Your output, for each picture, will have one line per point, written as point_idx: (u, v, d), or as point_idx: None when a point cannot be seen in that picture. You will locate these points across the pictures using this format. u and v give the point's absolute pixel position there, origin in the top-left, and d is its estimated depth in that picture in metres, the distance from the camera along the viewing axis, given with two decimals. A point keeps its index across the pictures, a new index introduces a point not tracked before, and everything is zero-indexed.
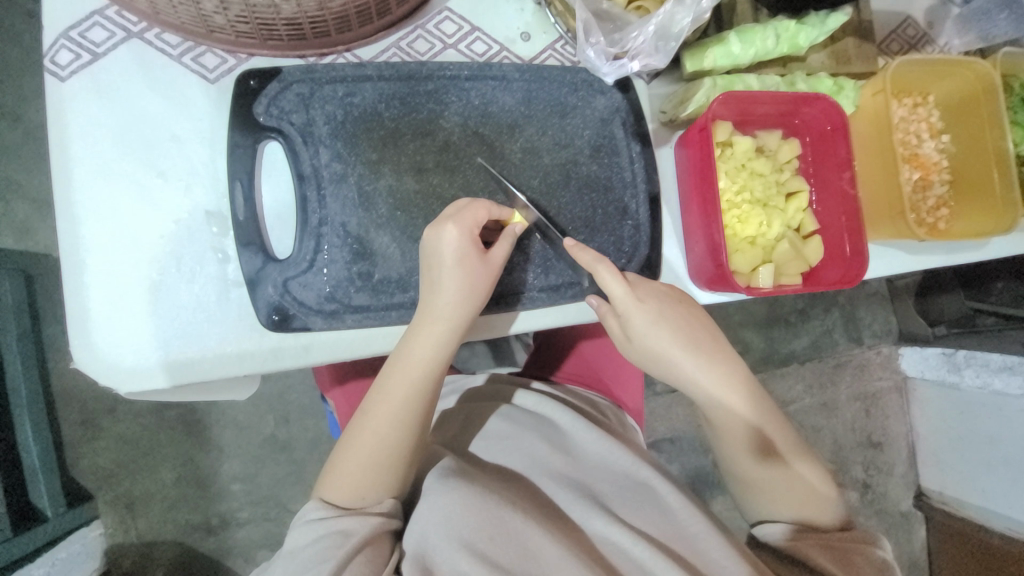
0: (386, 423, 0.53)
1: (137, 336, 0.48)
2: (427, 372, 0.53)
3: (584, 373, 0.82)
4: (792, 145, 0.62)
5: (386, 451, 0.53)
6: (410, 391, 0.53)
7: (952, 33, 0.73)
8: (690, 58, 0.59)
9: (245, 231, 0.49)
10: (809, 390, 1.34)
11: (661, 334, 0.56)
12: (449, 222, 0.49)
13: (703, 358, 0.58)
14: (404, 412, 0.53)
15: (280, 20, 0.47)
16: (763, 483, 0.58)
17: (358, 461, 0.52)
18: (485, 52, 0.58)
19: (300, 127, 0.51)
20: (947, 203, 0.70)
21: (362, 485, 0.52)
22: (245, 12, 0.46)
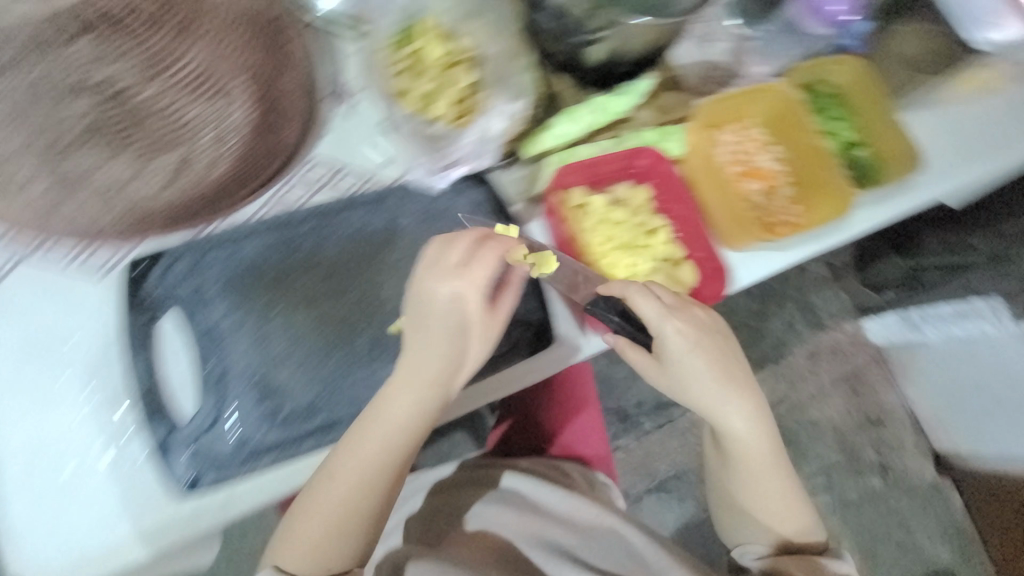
0: (352, 489, 0.54)
1: (72, 530, 0.51)
2: (401, 437, 0.55)
3: (554, 441, 0.95)
4: (641, 191, 0.71)
5: (350, 512, 0.54)
6: (378, 458, 0.54)
7: (755, 62, 0.86)
8: (524, 147, 0.68)
9: (149, 406, 0.53)
10: (790, 387, 1.55)
11: (698, 360, 0.63)
12: (457, 279, 0.55)
13: (734, 387, 0.66)
14: (372, 476, 0.54)
15: (159, 209, 0.56)
16: (756, 512, 0.72)
17: (328, 516, 0.54)
18: (354, 183, 0.64)
19: (191, 295, 0.57)
20: (798, 201, 0.79)
21: (325, 550, 0.54)
22: (128, 209, 0.54)
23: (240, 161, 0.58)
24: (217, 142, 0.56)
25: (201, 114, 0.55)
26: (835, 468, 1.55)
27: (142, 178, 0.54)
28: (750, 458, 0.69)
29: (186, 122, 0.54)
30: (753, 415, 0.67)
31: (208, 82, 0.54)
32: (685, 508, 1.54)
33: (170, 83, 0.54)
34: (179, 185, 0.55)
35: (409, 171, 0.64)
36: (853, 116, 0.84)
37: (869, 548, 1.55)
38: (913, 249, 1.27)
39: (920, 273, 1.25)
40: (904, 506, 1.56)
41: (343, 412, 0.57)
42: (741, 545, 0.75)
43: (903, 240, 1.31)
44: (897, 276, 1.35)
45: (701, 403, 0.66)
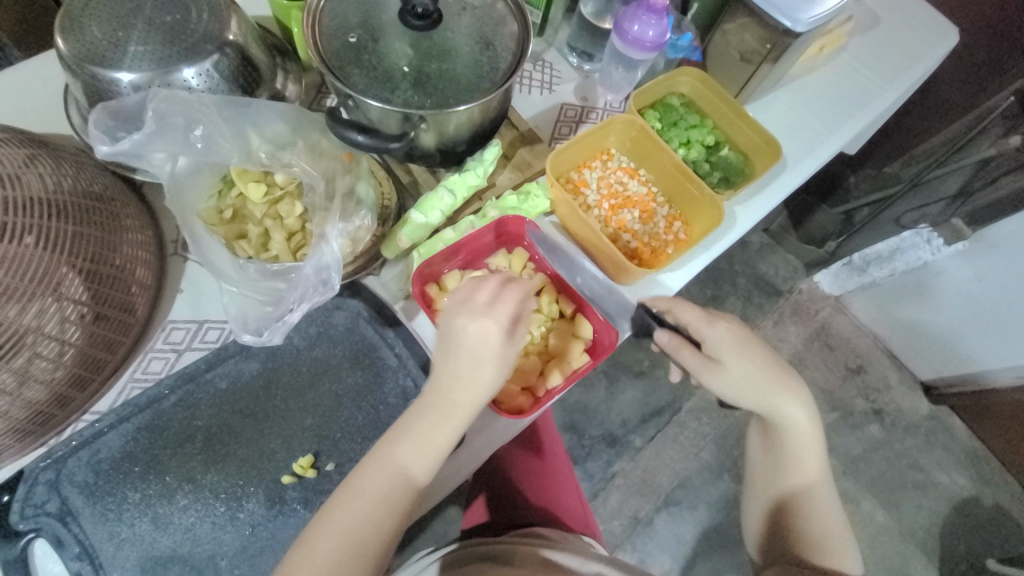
0: (338, 542, 0.51)
1: None
2: (390, 482, 0.53)
3: (535, 513, 0.86)
4: (517, 255, 0.70)
5: (343, 569, 0.51)
6: (373, 504, 0.52)
7: (605, 93, 0.90)
8: (387, 248, 0.67)
9: None
10: None
11: (751, 355, 0.66)
12: (481, 316, 0.54)
13: (793, 388, 0.67)
14: (364, 529, 0.52)
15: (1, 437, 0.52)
16: (789, 514, 0.70)
17: (317, 574, 0.50)
18: (220, 334, 0.63)
19: (58, 513, 0.52)
20: (677, 216, 0.80)
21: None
22: None
23: (86, 350, 0.55)
24: (59, 342, 0.52)
25: (36, 318, 0.49)
26: (834, 428, 1.49)
27: None
28: (802, 454, 0.69)
29: (16, 333, 0.48)
30: (806, 409, 0.68)
31: (32, 283, 0.49)
32: (698, 516, 1.42)
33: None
34: (15, 409, 0.51)
35: (239, 338, 0.59)
36: (708, 119, 0.88)
37: (890, 498, 1.45)
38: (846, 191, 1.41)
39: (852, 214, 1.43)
40: (918, 447, 1.50)
41: None
42: (753, 535, 0.75)
43: (828, 188, 1.44)
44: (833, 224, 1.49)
45: (756, 401, 0.66)
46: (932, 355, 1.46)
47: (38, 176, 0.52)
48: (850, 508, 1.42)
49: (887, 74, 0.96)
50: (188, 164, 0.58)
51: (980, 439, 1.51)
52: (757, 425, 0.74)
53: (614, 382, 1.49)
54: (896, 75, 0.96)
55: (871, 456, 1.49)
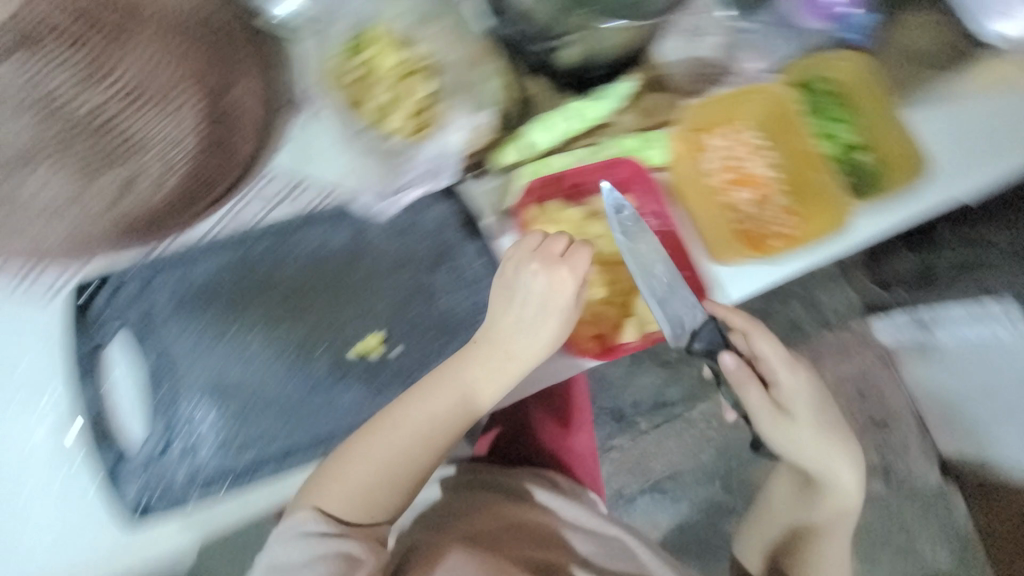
0: (374, 469, 0.54)
1: (32, 555, 0.51)
2: (423, 416, 0.55)
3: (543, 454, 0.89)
4: (623, 202, 0.66)
5: (372, 490, 0.54)
6: (404, 436, 0.55)
7: (753, 57, 0.80)
8: (496, 156, 0.63)
9: (97, 437, 0.51)
10: None
11: (814, 415, 0.75)
12: (550, 269, 0.57)
13: (843, 448, 0.80)
14: (400, 454, 0.55)
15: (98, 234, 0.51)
16: (801, 545, 0.88)
17: (350, 497, 0.53)
18: (312, 198, 0.61)
19: (144, 318, 0.54)
20: (794, 211, 0.74)
21: (367, 506, 0.54)
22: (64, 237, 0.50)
23: (190, 175, 0.52)
24: (163, 161, 0.49)
25: (142, 125, 0.47)
26: None
27: None
28: (833, 507, 0.85)
29: (124, 134, 0.47)
30: (855, 473, 0.81)
31: (148, 87, 0.47)
32: (678, 508, 1.45)
33: (106, 91, 0.45)
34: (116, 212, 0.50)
35: (356, 198, 0.61)
36: (859, 115, 0.78)
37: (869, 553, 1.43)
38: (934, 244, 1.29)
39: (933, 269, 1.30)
40: (913, 515, 1.48)
41: (309, 436, 0.55)
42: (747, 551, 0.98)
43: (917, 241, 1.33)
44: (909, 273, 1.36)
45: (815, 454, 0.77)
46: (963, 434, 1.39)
47: None
48: None
49: None
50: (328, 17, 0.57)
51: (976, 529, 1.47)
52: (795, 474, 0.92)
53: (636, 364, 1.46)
54: None
55: (864, 509, 1.47)
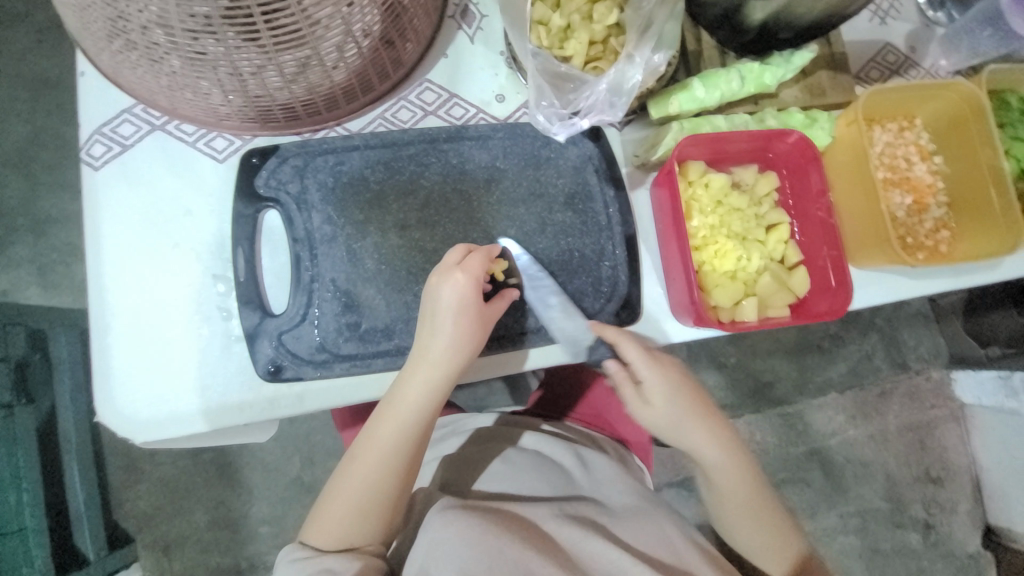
0: (369, 483, 0.54)
1: (163, 390, 0.54)
2: (410, 422, 0.54)
3: (593, 416, 0.85)
4: (770, 178, 0.63)
5: (365, 512, 0.54)
6: (396, 440, 0.54)
7: (937, 55, 0.74)
8: (654, 105, 0.61)
9: (245, 294, 0.55)
10: (852, 421, 1.41)
11: (744, 512, 0.63)
12: (454, 272, 0.53)
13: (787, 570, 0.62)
14: (383, 476, 0.54)
15: (276, 106, 0.54)
16: None
17: (344, 512, 0.54)
18: (463, 115, 0.63)
19: (295, 196, 0.57)
20: (948, 226, 0.68)
21: (342, 531, 0.54)
22: (248, 103, 0.53)
23: (357, 67, 0.54)
24: (339, 52, 0.51)
25: (327, 16, 0.47)
26: (876, 515, 1.40)
27: (261, 76, 0.50)
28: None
29: (309, 24, 0.46)
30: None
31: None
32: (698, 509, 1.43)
33: None
34: (298, 87, 0.53)
35: (532, 114, 0.58)
36: None
37: None
38: None
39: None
40: None
41: None
42: None
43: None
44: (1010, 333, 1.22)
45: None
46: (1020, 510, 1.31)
47: None
48: None
49: None
50: None
51: None
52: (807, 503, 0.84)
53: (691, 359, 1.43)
54: None
55: (897, 560, 1.41)
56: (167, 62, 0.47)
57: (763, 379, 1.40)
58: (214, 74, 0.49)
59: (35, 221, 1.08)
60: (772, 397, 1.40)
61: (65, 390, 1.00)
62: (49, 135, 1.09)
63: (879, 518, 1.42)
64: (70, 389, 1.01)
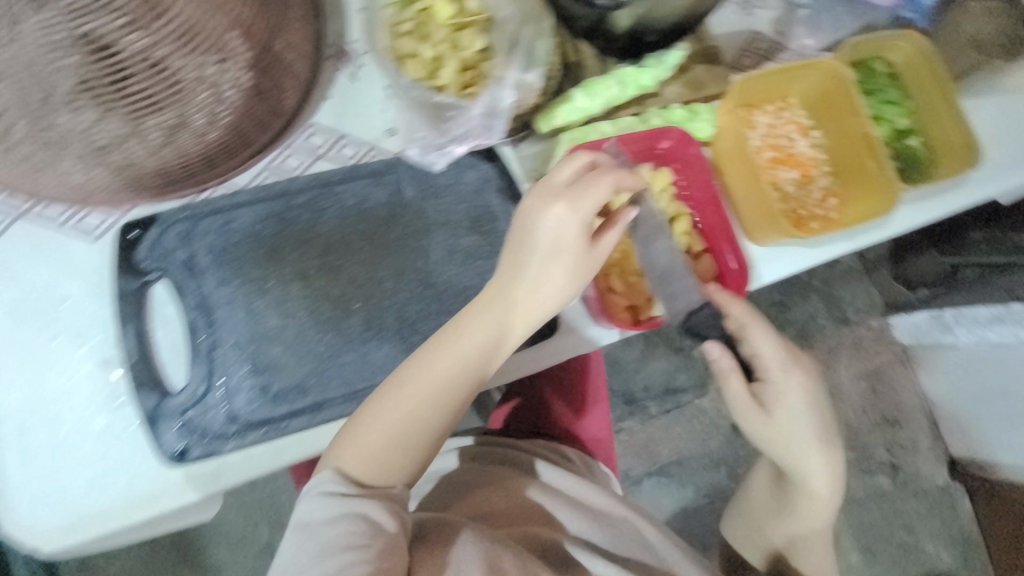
0: (402, 417, 0.51)
1: (61, 493, 0.51)
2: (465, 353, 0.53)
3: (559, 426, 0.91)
4: (664, 174, 0.65)
5: (400, 444, 0.51)
6: (444, 379, 0.53)
7: (803, 34, 0.79)
8: (541, 120, 0.63)
9: (139, 374, 0.52)
10: None
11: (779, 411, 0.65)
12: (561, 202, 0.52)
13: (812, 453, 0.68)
14: (422, 408, 0.52)
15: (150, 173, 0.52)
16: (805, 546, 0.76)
17: (380, 443, 0.50)
18: (355, 153, 0.62)
19: (183, 263, 0.54)
20: (834, 193, 0.73)
21: (386, 465, 0.50)
22: (118, 175, 0.51)
23: (236, 121, 0.54)
24: (209, 113, 0.51)
25: (196, 72, 0.47)
26: (845, 466, 1.47)
27: (127, 145, 0.48)
28: (808, 511, 0.72)
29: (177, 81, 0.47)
30: (829, 471, 0.69)
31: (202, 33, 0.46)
32: (682, 493, 1.45)
33: (161, 29, 0.44)
34: (173, 150, 0.51)
35: (405, 151, 0.61)
36: (908, 98, 0.77)
37: (869, 545, 1.48)
38: (964, 244, 1.21)
39: (958, 271, 1.24)
40: (917, 514, 1.49)
41: (346, 389, 0.55)
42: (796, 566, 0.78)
43: (946, 235, 1.25)
44: (934, 273, 1.29)
45: (787, 450, 0.68)
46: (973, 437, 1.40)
47: None
48: None
49: None
50: None
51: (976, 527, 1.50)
52: (771, 467, 0.79)
53: (652, 348, 1.45)
54: None
55: (870, 505, 1.49)
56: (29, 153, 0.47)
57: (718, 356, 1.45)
58: (74, 151, 0.47)
59: None
60: None
61: None
62: None
63: (848, 468, 1.49)
64: None
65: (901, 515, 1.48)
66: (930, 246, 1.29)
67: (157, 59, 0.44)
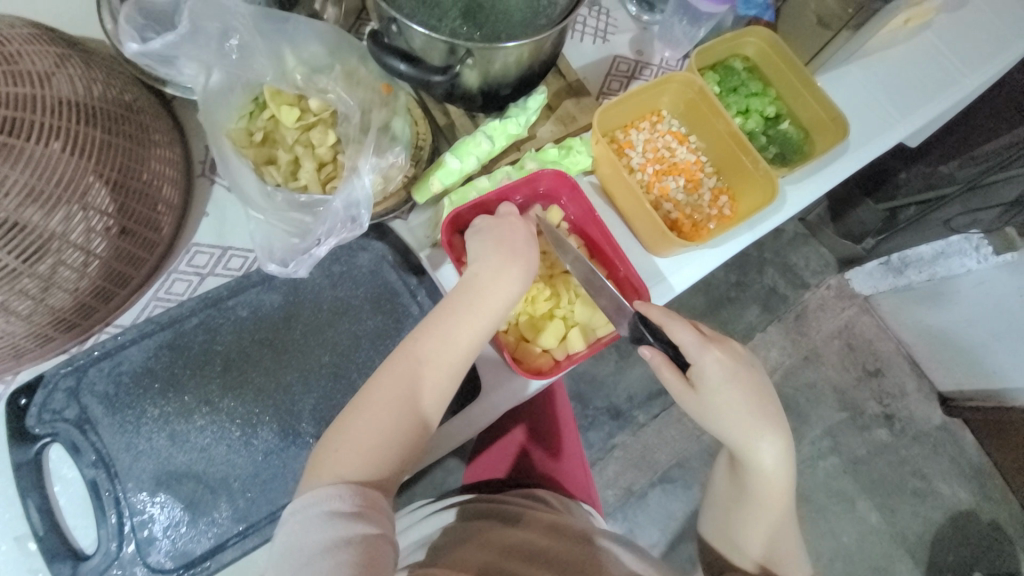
0: (387, 417, 0.51)
1: None
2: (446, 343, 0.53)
3: (534, 471, 0.87)
4: (553, 211, 0.67)
5: (388, 443, 0.50)
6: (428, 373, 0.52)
7: (662, 49, 0.83)
8: (417, 192, 0.63)
9: (47, 549, 0.50)
10: (784, 352, 1.49)
11: (711, 396, 0.61)
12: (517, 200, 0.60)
13: (757, 432, 0.62)
14: (410, 402, 0.51)
15: (33, 332, 0.52)
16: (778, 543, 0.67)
17: (368, 440, 0.50)
18: (243, 263, 0.63)
19: (75, 420, 0.53)
20: (724, 190, 0.75)
21: (373, 465, 0.50)
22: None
23: (111, 264, 0.54)
24: (79, 268, 0.51)
25: (62, 224, 0.48)
26: (841, 428, 1.46)
27: (5, 308, 0.48)
28: (770, 499, 0.65)
29: (42, 238, 0.47)
30: (782, 453, 0.64)
31: (59, 188, 0.48)
32: (690, 495, 1.41)
33: (12, 193, 0.45)
34: (55, 299, 0.51)
35: (263, 267, 0.57)
36: (770, 86, 0.82)
37: (886, 501, 1.44)
38: (894, 189, 1.27)
39: (897, 212, 1.30)
40: (926, 458, 1.47)
41: (268, 509, 0.53)
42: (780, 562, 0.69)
43: (877, 181, 1.30)
44: (876, 222, 1.36)
45: (729, 432, 0.62)
46: (957, 369, 1.41)
47: (69, 77, 0.50)
48: (845, 506, 1.42)
49: (969, 60, 0.87)
50: (220, 81, 0.54)
51: (986, 456, 1.49)
52: (728, 456, 0.72)
53: (625, 357, 1.44)
54: (978, 62, 0.87)
55: (879, 461, 1.46)
56: None
57: None
58: None
59: None
60: None
61: None
62: None
63: (846, 429, 1.48)
64: None
65: (908, 462, 1.46)
66: (864, 197, 1.34)
67: (14, 220, 0.45)
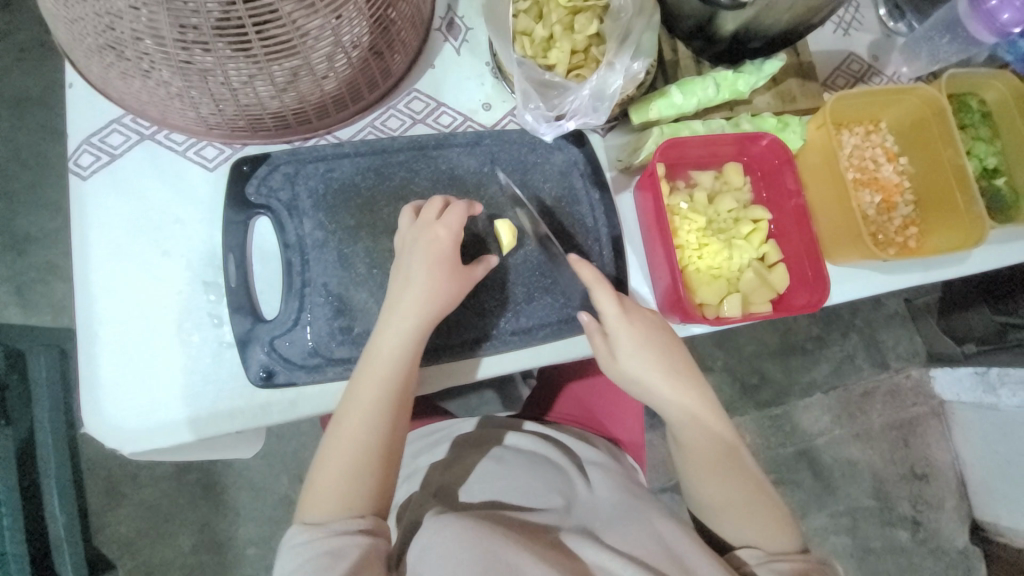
0: (358, 444, 0.52)
1: (153, 399, 0.55)
2: (377, 382, 0.53)
3: (577, 412, 0.84)
4: (736, 168, 0.66)
5: (361, 472, 0.52)
6: (377, 400, 0.52)
7: (899, 62, 0.78)
8: (635, 112, 0.63)
9: (237, 300, 0.56)
10: (836, 421, 1.41)
11: (642, 351, 0.59)
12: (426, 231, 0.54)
13: (668, 377, 0.60)
14: (372, 435, 0.52)
15: (267, 115, 0.55)
16: (762, 514, 0.59)
17: (339, 469, 0.52)
18: (452, 122, 0.66)
19: (287, 202, 0.58)
20: (915, 222, 0.72)
21: (340, 495, 0.52)
22: (238, 112, 0.54)
23: (351, 78, 0.56)
24: (328, 62, 0.52)
25: (318, 28, 0.48)
26: (864, 514, 1.39)
27: (251, 85, 0.50)
28: (730, 455, 0.61)
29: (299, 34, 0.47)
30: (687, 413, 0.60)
31: None
32: None
33: None
34: (290, 95, 0.54)
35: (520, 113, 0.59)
36: (998, 138, 0.76)
37: None
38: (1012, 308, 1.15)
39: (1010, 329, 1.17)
40: None
41: None
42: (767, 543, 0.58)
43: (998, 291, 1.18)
44: (983, 331, 1.22)
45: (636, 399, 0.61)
46: (1006, 508, 1.30)
47: None
48: None
49: None
50: None
51: None
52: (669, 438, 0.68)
53: None
54: None
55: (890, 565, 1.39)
56: (166, 83, 0.49)
57: (749, 381, 1.39)
58: (196, 82, 0.49)
59: (36, 235, 1.09)
60: (758, 400, 1.39)
61: (45, 398, 0.99)
62: (41, 160, 1.10)
63: (868, 517, 1.40)
64: (49, 396, 0.99)
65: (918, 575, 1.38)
66: (981, 302, 1.21)
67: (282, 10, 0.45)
